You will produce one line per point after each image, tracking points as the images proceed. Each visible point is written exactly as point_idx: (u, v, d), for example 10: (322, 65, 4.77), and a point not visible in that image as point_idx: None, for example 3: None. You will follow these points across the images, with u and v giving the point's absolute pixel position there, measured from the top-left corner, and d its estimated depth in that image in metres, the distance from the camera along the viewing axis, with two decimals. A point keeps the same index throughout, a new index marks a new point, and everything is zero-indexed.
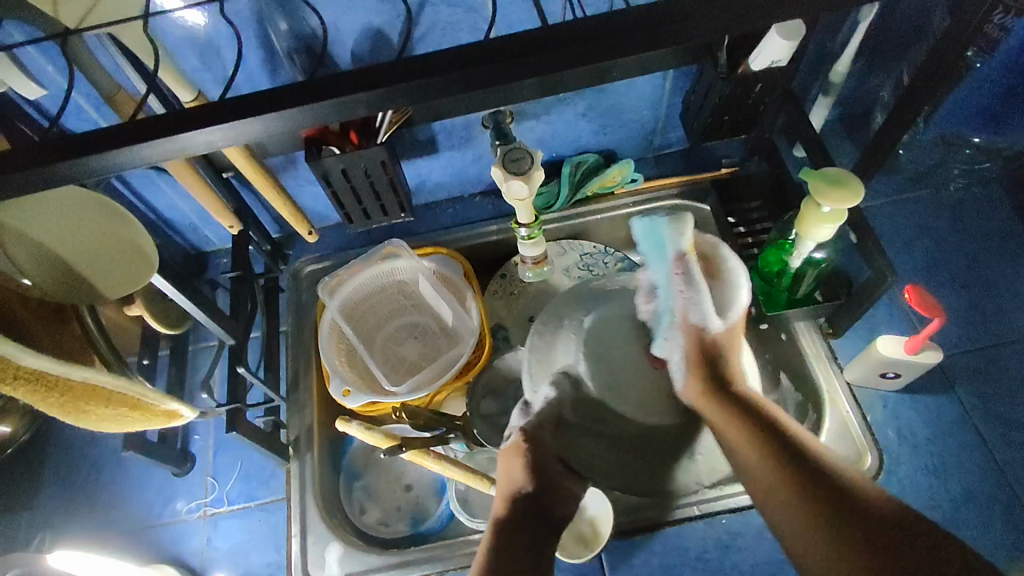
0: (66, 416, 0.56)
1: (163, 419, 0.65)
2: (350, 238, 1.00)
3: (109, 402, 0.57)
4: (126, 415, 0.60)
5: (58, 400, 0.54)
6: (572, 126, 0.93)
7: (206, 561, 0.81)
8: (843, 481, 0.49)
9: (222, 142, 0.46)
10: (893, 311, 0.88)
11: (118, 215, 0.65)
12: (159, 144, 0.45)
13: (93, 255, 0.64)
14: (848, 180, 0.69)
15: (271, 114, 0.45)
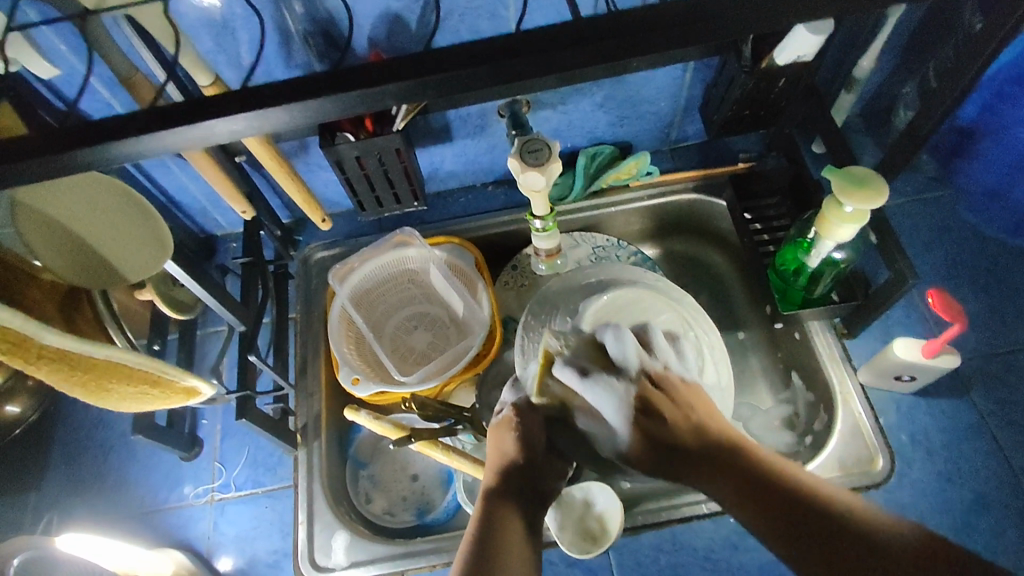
0: (87, 396, 0.56)
1: (182, 398, 0.64)
2: (361, 225, 0.99)
3: (130, 379, 0.56)
4: (149, 392, 0.59)
5: (80, 378, 0.53)
6: (589, 116, 0.91)
7: (212, 546, 0.81)
8: (791, 487, 0.49)
9: (246, 131, 0.45)
10: (911, 313, 0.87)
11: (138, 204, 0.65)
12: (181, 131, 0.44)
13: (109, 239, 0.63)
14: (873, 181, 0.67)
15: (295, 104, 0.44)
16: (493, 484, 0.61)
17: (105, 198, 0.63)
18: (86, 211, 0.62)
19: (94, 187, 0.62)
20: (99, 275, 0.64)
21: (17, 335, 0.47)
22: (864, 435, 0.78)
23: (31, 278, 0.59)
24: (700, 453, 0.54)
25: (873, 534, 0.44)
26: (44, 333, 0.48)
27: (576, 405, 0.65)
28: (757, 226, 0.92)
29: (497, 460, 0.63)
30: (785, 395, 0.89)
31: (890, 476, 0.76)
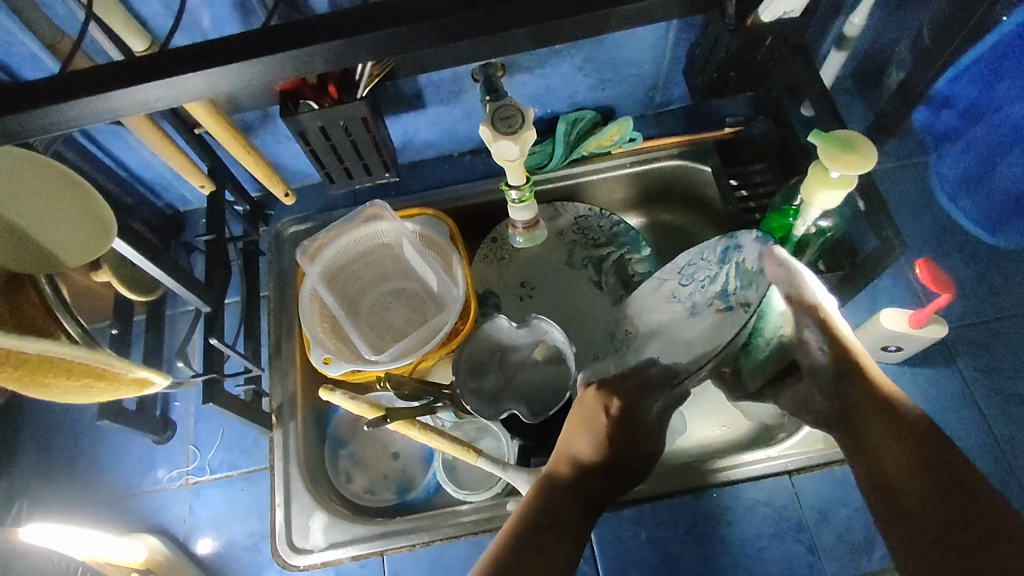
0: (25, 389, 0.54)
1: (135, 388, 0.61)
2: (334, 199, 0.95)
3: (70, 372, 0.54)
4: (91, 385, 0.57)
5: (11, 373, 0.50)
6: (568, 80, 0.87)
7: (188, 530, 0.80)
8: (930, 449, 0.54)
9: (160, 100, 0.49)
10: (898, 281, 0.85)
11: (72, 179, 0.59)
12: (91, 102, 0.47)
13: (50, 223, 0.59)
14: (860, 145, 0.64)
15: (211, 69, 0.47)
16: (555, 476, 0.64)
17: (44, 180, 0.58)
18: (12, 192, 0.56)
19: (30, 167, 0.57)
20: (44, 262, 0.60)
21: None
22: None
23: None
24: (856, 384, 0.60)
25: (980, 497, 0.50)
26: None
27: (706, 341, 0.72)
28: (744, 193, 0.88)
29: (576, 444, 0.65)
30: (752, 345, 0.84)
31: None
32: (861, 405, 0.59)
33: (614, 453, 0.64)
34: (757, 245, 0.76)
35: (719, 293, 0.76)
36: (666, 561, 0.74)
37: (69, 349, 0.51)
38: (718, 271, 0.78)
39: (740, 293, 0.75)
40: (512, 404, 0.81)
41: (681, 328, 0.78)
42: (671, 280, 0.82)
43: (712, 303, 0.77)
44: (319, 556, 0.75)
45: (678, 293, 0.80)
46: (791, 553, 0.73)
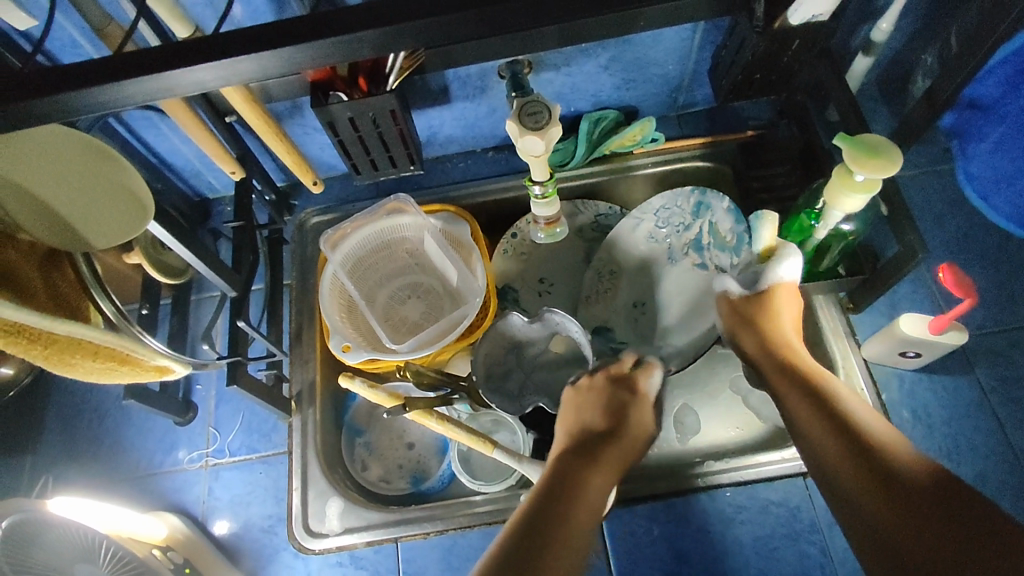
0: (52, 368, 0.55)
1: (155, 374, 0.63)
2: (357, 190, 0.97)
3: (96, 355, 0.56)
4: (115, 369, 0.59)
5: (41, 351, 0.52)
6: (593, 79, 0.88)
7: (207, 510, 0.81)
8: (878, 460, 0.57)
9: (211, 82, 0.49)
10: (918, 287, 0.85)
11: (112, 161, 0.62)
12: (145, 81, 0.47)
13: (81, 201, 0.61)
14: (886, 149, 0.64)
15: (253, 53, 0.47)
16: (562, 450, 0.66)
17: (79, 155, 0.61)
18: (46, 169, 0.59)
19: (70, 145, 0.60)
20: (71, 239, 0.62)
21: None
22: None
23: (9, 239, 0.57)
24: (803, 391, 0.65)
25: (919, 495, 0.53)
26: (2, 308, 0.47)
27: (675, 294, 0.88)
28: (764, 196, 0.91)
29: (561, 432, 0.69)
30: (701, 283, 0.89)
31: None
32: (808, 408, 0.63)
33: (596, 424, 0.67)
34: (729, 215, 0.86)
35: (692, 244, 0.89)
36: (678, 557, 0.75)
37: (96, 333, 0.53)
38: (692, 221, 0.89)
39: (710, 249, 0.88)
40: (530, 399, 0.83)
41: (651, 265, 0.90)
42: (648, 219, 0.90)
43: (684, 249, 0.89)
44: (334, 540, 0.76)
45: (654, 234, 0.90)
46: (804, 554, 0.74)
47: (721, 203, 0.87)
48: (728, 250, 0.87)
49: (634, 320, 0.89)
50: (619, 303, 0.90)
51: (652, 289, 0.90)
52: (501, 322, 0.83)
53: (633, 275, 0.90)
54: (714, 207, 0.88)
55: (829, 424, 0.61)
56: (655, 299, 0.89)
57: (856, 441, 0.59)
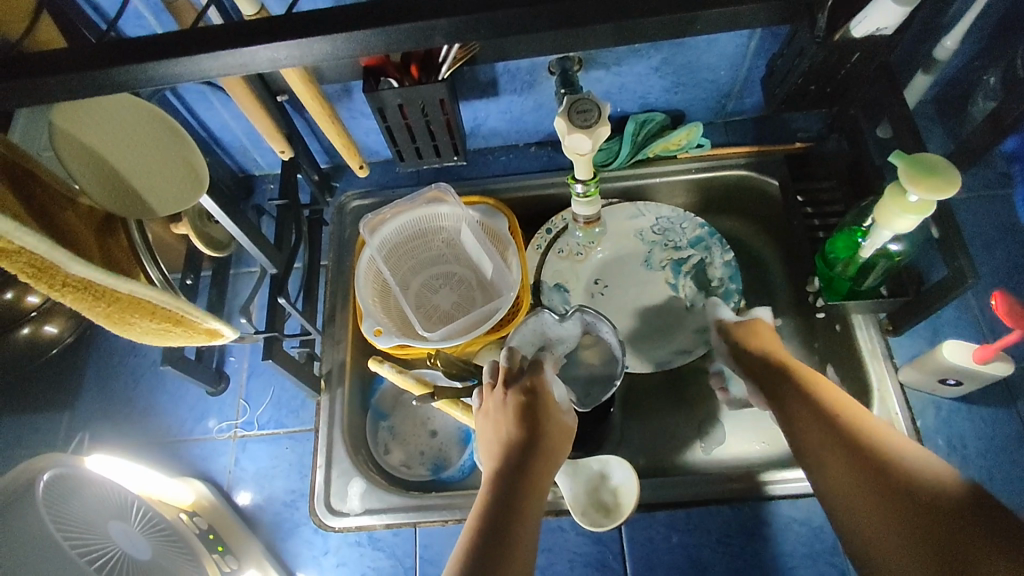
0: (111, 325, 0.57)
1: (205, 337, 0.64)
2: (398, 177, 0.97)
3: (153, 315, 0.56)
4: (170, 329, 0.60)
5: (104, 309, 0.54)
6: (643, 80, 0.87)
7: (233, 480, 0.83)
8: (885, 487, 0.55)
9: (283, 61, 0.50)
10: (963, 314, 0.83)
11: (173, 132, 0.64)
12: (221, 56, 0.48)
13: (141, 168, 0.62)
14: (944, 170, 0.63)
15: (328, 35, 0.48)
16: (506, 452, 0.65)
17: (147, 126, 0.63)
18: (113, 137, 0.61)
19: (142, 118, 0.62)
20: (127, 203, 0.63)
21: (45, 261, 0.47)
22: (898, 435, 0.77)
23: (70, 203, 0.60)
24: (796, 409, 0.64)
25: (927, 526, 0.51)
26: (71, 264, 0.48)
27: (630, 285, 0.92)
28: (809, 209, 0.89)
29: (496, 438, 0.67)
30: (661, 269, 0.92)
31: None
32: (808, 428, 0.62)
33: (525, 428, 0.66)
34: (724, 267, 0.90)
35: (674, 261, 0.92)
36: (696, 567, 0.74)
37: (156, 294, 0.54)
38: (687, 247, 0.92)
39: (686, 279, 0.91)
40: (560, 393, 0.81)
41: (633, 261, 0.93)
42: (648, 218, 0.94)
43: (664, 261, 0.92)
44: (354, 520, 0.78)
45: (645, 233, 0.94)
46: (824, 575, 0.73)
47: (723, 251, 0.90)
48: (703, 291, 0.90)
49: (592, 297, 0.93)
50: (583, 274, 0.93)
51: (624, 283, 0.92)
52: (532, 319, 0.83)
53: (613, 254, 0.94)
54: (713, 251, 0.91)
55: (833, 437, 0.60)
56: (619, 288, 0.92)
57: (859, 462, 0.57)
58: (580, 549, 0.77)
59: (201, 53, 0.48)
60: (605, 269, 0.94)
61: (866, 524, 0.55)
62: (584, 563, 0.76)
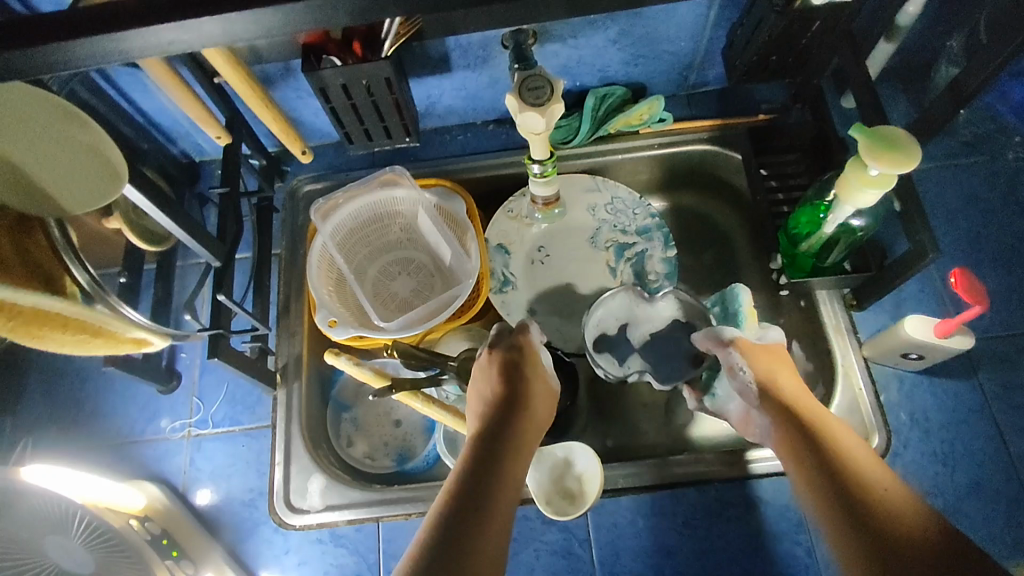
0: (26, 339, 0.55)
1: (132, 346, 0.63)
2: (352, 159, 0.94)
3: (67, 328, 0.55)
4: (89, 342, 0.59)
5: (8, 321, 0.52)
6: (601, 53, 0.84)
7: (188, 481, 0.80)
8: (854, 474, 0.53)
9: (176, 44, 0.46)
10: (926, 287, 0.82)
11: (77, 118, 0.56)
12: (114, 40, 0.44)
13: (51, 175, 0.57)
14: (904, 143, 0.61)
15: (231, 14, 0.44)
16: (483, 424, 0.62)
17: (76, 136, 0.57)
18: (20, 132, 0.55)
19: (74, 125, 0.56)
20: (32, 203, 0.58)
21: None
22: (861, 411, 0.77)
23: None
24: (792, 420, 0.59)
25: (897, 521, 0.48)
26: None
27: (574, 259, 0.92)
28: (773, 183, 0.87)
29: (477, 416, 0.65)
30: (605, 244, 0.91)
31: (882, 455, 0.75)
32: (805, 451, 0.57)
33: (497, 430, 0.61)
34: (663, 262, 0.89)
35: (619, 242, 0.91)
36: (662, 550, 0.74)
37: (68, 306, 0.53)
38: (635, 231, 0.91)
39: (624, 265, 0.90)
40: (600, 361, 0.80)
41: (581, 237, 0.92)
42: (603, 195, 0.92)
43: (609, 242, 0.91)
44: (315, 517, 0.76)
45: (598, 209, 0.92)
46: (789, 553, 0.73)
47: (665, 246, 0.90)
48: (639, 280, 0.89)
49: (532, 264, 0.92)
50: (528, 240, 0.92)
51: (566, 262, 0.91)
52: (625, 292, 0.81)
53: (562, 224, 0.92)
54: (656, 243, 0.90)
55: (805, 429, 0.58)
56: (560, 258, 0.92)
57: (828, 449, 0.55)
58: (547, 538, 0.76)
59: (93, 36, 0.43)
60: (552, 243, 0.92)
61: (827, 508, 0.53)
62: (551, 551, 0.75)
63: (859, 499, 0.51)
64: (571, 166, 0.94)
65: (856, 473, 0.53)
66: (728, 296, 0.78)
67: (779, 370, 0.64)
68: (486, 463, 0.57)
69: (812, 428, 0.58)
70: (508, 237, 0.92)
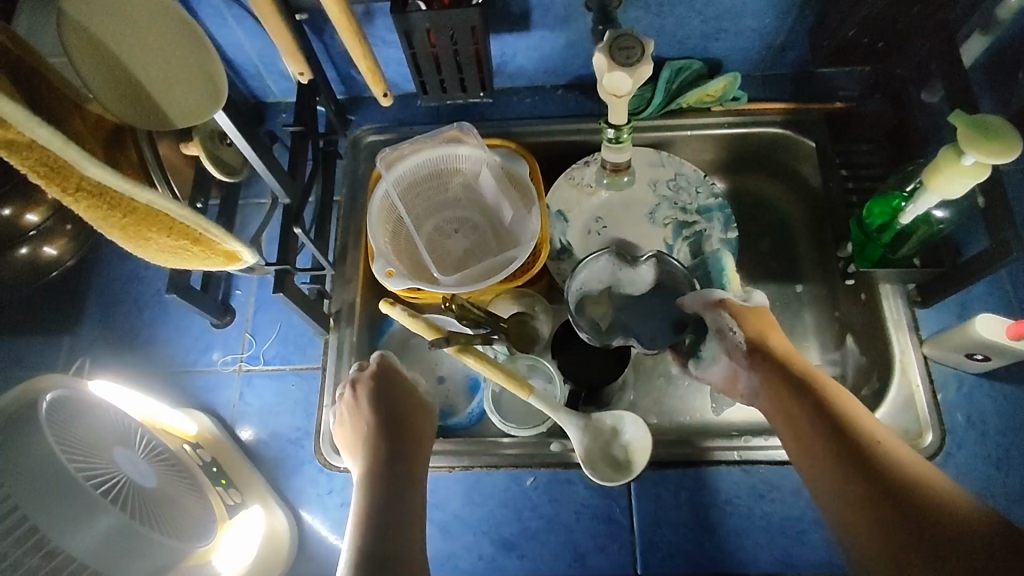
0: (127, 241, 0.55)
1: (223, 261, 0.61)
2: (417, 113, 0.93)
3: (170, 232, 0.54)
4: (189, 248, 0.57)
5: (120, 219, 0.51)
6: (683, 23, 0.82)
7: (237, 414, 0.81)
8: (856, 441, 0.56)
9: None
10: (995, 289, 0.80)
11: (190, 32, 0.59)
12: None
13: (151, 79, 0.58)
14: (1006, 133, 0.59)
15: None
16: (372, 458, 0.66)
17: (177, 39, 0.58)
18: (133, 36, 0.56)
19: (169, 19, 0.58)
20: (131, 107, 0.58)
21: (58, 159, 0.44)
22: (916, 407, 0.76)
23: (77, 108, 0.60)
24: (791, 388, 0.63)
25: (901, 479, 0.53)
26: (86, 163, 0.44)
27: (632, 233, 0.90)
28: (845, 171, 0.86)
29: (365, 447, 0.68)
30: (664, 218, 0.90)
31: (935, 453, 0.74)
32: (800, 409, 0.61)
33: (393, 409, 0.69)
34: (721, 244, 0.88)
35: (678, 219, 0.90)
36: (703, 526, 0.74)
37: (176, 207, 0.51)
38: (694, 210, 0.90)
39: (681, 245, 0.89)
40: (580, 323, 0.78)
41: (640, 211, 0.91)
42: (667, 171, 0.91)
43: (668, 219, 0.90)
44: None
45: (659, 185, 0.91)
46: (831, 541, 0.72)
47: (724, 229, 0.88)
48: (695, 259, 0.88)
49: (588, 234, 0.90)
50: (585, 209, 0.91)
51: (623, 234, 0.90)
52: (606, 258, 0.79)
53: (623, 197, 0.91)
54: (716, 224, 0.89)
55: (802, 399, 0.61)
56: (618, 230, 0.90)
57: (827, 418, 0.59)
58: (588, 503, 0.76)
59: None
60: (612, 214, 0.91)
61: (829, 478, 0.57)
62: (591, 515, 0.75)
63: (860, 466, 0.55)
64: (642, 137, 0.92)
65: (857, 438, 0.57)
66: (710, 263, 0.83)
67: (769, 330, 0.69)
68: (392, 496, 0.62)
69: (813, 396, 0.61)
70: (568, 204, 0.91)
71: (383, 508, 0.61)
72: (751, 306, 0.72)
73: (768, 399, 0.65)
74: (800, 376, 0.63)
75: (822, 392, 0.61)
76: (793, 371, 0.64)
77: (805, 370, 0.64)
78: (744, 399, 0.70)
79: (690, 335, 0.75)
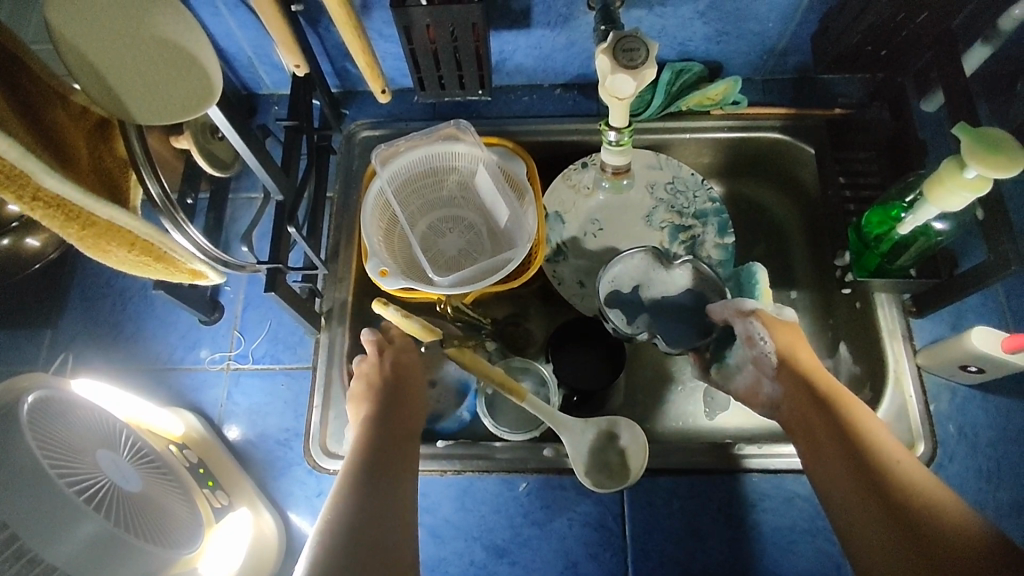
0: (87, 251, 0.56)
1: (187, 276, 0.64)
2: (413, 109, 0.91)
3: (130, 247, 0.56)
4: (149, 264, 0.59)
5: (76, 232, 0.52)
6: (685, 26, 0.81)
7: (224, 413, 0.79)
8: (871, 463, 0.56)
9: None
10: (988, 302, 0.81)
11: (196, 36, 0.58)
12: None
13: (138, 75, 0.56)
14: (1010, 147, 0.59)
15: None
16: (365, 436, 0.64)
17: (173, 30, 0.57)
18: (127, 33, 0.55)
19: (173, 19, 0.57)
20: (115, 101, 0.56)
21: (16, 169, 0.45)
22: (909, 418, 0.76)
23: (60, 100, 0.57)
24: (814, 407, 0.62)
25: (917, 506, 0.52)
26: (45, 176, 0.46)
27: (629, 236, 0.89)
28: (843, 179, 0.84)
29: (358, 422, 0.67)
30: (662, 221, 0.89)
31: (926, 463, 0.74)
32: (821, 424, 0.61)
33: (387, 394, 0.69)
34: (717, 249, 0.87)
35: (675, 223, 0.89)
36: (695, 533, 0.74)
37: (134, 222, 0.53)
38: (692, 212, 0.89)
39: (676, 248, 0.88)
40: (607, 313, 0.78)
41: (636, 213, 0.90)
42: (665, 174, 0.90)
43: (665, 222, 0.89)
44: None
45: (657, 187, 0.90)
46: (823, 551, 0.72)
47: (720, 233, 0.88)
48: None
49: (585, 234, 0.89)
50: (582, 211, 0.90)
51: (620, 236, 0.89)
52: (643, 255, 0.80)
53: (618, 198, 0.90)
54: (712, 229, 0.88)
55: (824, 417, 0.61)
56: (614, 232, 0.89)
57: (846, 439, 0.58)
58: (581, 509, 0.75)
59: None
60: (609, 216, 0.90)
61: (846, 496, 0.57)
62: (583, 522, 0.75)
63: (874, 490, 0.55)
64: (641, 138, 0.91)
65: (873, 461, 0.56)
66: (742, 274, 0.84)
67: (801, 344, 0.68)
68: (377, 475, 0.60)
69: (834, 414, 0.60)
70: (565, 205, 0.90)
71: (369, 490, 0.58)
72: (786, 319, 0.71)
73: (790, 412, 0.65)
74: (824, 393, 0.62)
75: (844, 411, 0.60)
76: (816, 388, 0.63)
77: (832, 387, 0.63)
78: (765, 410, 0.70)
79: (714, 343, 0.77)
